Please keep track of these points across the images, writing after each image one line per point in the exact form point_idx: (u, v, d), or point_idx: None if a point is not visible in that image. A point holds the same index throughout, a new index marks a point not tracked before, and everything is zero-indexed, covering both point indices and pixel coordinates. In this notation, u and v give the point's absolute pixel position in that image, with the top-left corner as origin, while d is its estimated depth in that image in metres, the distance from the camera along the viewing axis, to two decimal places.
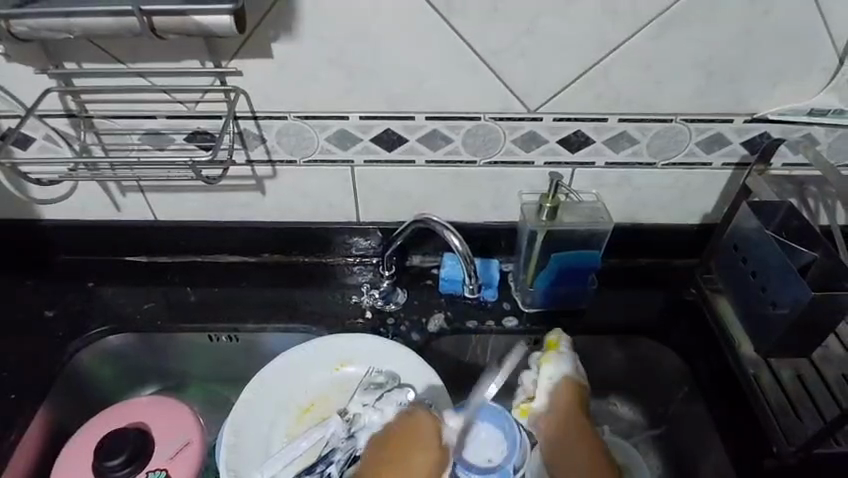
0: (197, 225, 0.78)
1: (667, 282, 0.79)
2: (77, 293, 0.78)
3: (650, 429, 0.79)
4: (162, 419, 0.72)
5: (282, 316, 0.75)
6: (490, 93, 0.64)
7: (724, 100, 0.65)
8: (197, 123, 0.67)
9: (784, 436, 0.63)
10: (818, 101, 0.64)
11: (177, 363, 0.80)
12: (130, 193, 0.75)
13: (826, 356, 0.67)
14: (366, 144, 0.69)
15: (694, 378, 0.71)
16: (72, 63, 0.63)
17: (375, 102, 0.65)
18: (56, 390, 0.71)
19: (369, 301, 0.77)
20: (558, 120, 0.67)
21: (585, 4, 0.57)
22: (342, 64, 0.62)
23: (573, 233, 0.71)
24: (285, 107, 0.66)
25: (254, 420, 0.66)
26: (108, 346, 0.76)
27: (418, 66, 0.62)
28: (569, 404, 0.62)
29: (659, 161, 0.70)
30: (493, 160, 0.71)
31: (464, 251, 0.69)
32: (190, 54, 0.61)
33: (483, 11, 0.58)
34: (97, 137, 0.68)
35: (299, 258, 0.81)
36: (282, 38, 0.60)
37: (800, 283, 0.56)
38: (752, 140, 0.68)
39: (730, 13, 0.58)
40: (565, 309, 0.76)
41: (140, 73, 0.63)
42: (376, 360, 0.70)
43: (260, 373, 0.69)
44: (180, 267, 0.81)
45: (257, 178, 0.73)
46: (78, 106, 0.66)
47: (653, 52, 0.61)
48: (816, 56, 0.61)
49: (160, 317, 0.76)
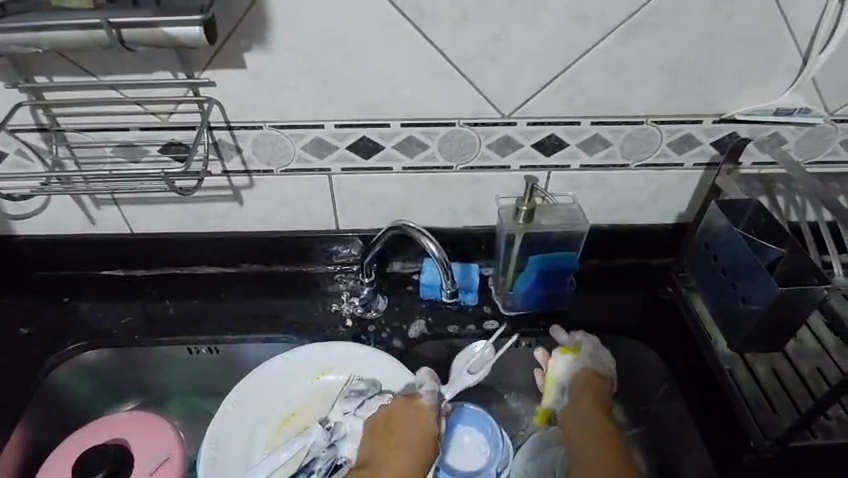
0: (175, 237, 0.77)
1: (645, 282, 0.80)
2: (53, 308, 0.77)
3: (632, 428, 0.79)
4: (141, 435, 0.71)
5: (262, 327, 0.75)
6: (464, 98, 0.65)
7: (693, 101, 0.66)
8: (171, 135, 0.67)
9: (761, 430, 0.63)
10: (784, 101, 0.66)
11: (157, 377, 0.79)
12: (104, 206, 0.74)
13: (800, 350, 0.67)
14: (343, 151, 0.69)
15: (673, 376, 0.72)
16: (43, 77, 0.62)
17: (350, 110, 0.65)
18: (33, 408, 0.70)
19: (350, 308, 0.77)
20: (532, 125, 0.67)
21: (554, 10, 0.58)
22: (317, 73, 0.62)
23: (550, 235, 0.72)
24: (260, 116, 0.66)
25: (233, 431, 0.65)
26: (85, 362, 0.75)
27: (392, 74, 0.63)
28: (583, 416, 0.64)
29: (632, 162, 0.72)
30: (469, 165, 0.71)
31: (442, 256, 0.69)
32: (163, 65, 0.61)
33: (454, 18, 0.59)
34: (70, 150, 0.68)
35: (279, 267, 0.81)
36: (255, 48, 0.60)
37: (768, 279, 0.57)
38: (721, 139, 0.70)
39: (695, 17, 0.59)
40: (546, 311, 0.77)
41: (112, 86, 0.62)
42: (356, 367, 0.70)
43: (239, 385, 0.68)
44: (158, 279, 0.80)
45: (234, 188, 0.73)
46: (50, 120, 0.65)
47: (622, 56, 0.62)
48: (779, 57, 0.62)
49: (138, 331, 0.75)
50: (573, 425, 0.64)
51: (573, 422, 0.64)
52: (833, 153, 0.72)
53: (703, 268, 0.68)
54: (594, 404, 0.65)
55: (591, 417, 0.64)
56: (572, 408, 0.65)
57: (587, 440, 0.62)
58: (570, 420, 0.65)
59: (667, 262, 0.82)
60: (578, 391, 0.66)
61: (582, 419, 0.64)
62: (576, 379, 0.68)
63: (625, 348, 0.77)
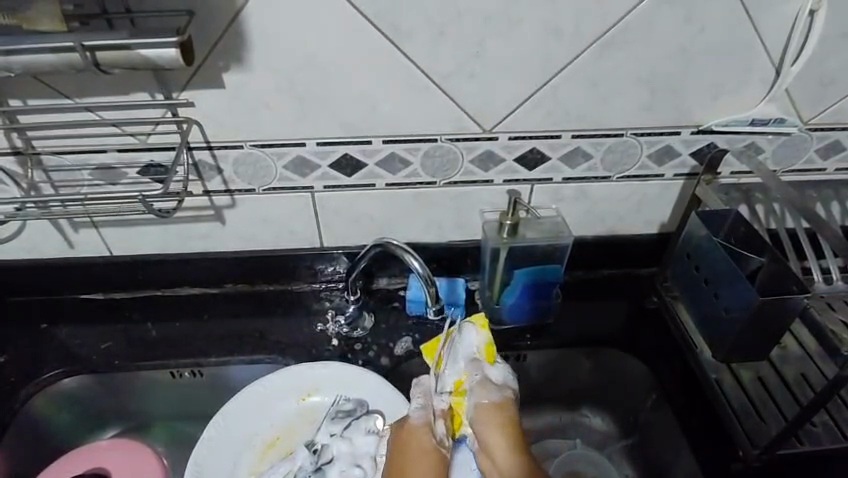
0: (156, 259, 0.76)
1: (630, 292, 0.80)
2: (29, 336, 0.75)
3: (623, 439, 0.80)
4: (124, 463, 0.70)
5: (246, 348, 0.74)
6: (445, 114, 0.65)
7: (670, 113, 0.67)
8: (150, 156, 0.66)
9: (748, 438, 0.63)
10: (759, 111, 0.67)
11: (139, 402, 0.77)
12: (82, 229, 0.72)
13: (784, 356, 0.68)
14: (325, 170, 0.69)
15: (659, 384, 0.72)
16: (17, 100, 0.61)
17: (331, 128, 0.65)
18: (9, 439, 0.68)
19: (336, 327, 0.76)
20: (513, 139, 0.68)
21: (530, 26, 0.59)
22: (295, 92, 0.62)
23: (534, 249, 0.72)
24: (240, 136, 0.65)
25: (217, 458, 0.64)
26: (63, 390, 0.73)
27: (371, 93, 0.63)
28: (495, 425, 0.56)
29: (614, 174, 0.72)
30: (452, 180, 0.71)
31: (425, 272, 0.69)
32: (140, 87, 0.61)
33: (430, 34, 0.59)
34: (46, 174, 0.67)
35: (263, 286, 0.80)
36: (233, 68, 0.60)
37: (749, 288, 0.58)
38: (700, 150, 0.71)
39: (668, 31, 0.60)
40: (532, 323, 0.77)
41: (88, 108, 0.62)
42: (342, 387, 0.69)
43: (222, 408, 0.66)
44: (140, 302, 0.78)
45: (216, 208, 0.72)
46: (24, 143, 0.64)
47: (599, 71, 0.63)
48: (752, 69, 0.64)
49: (119, 356, 0.73)
50: (493, 435, 0.55)
51: (493, 433, 0.56)
52: (808, 160, 0.73)
53: (687, 278, 0.69)
54: (505, 413, 0.58)
55: (500, 431, 0.56)
56: (496, 414, 0.57)
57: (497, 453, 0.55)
58: (485, 423, 0.57)
59: (652, 271, 0.83)
60: (501, 402, 0.58)
61: (504, 435, 0.56)
62: (499, 394, 0.59)
63: (611, 358, 0.77)
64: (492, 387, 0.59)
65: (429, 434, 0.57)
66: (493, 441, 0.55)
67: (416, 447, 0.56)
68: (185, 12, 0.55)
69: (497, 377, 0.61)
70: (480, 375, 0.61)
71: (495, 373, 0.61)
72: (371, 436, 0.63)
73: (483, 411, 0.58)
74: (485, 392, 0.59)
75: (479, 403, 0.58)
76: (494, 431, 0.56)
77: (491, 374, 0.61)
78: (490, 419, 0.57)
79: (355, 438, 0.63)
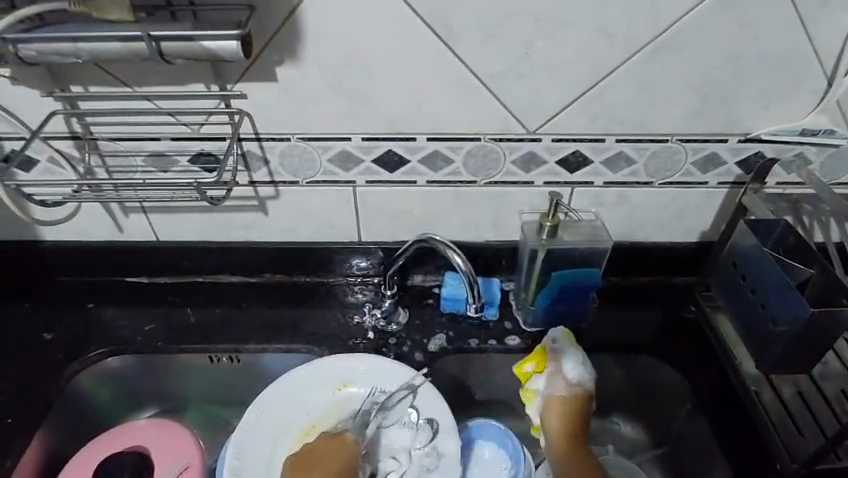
0: (200, 246, 0.78)
1: (667, 300, 0.79)
2: (76, 314, 0.78)
3: (654, 448, 0.79)
4: (160, 442, 0.71)
5: (282, 338, 0.75)
6: (490, 114, 0.66)
7: (718, 121, 0.66)
8: (202, 145, 0.68)
9: (787, 452, 0.63)
10: (809, 122, 0.66)
11: (176, 384, 0.79)
12: (132, 214, 0.75)
13: (824, 372, 0.66)
14: (368, 165, 0.70)
15: (694, 393, 0.72)
16: (79, 86, 0.63)
17: (377, 124, 0.66)
18: (54, 413, 0.70)
19: (371, 321, 0.77)
20: (557, 141, 0.68)
21: (581, 28, 0.59)
22: (344, 87, 0.63)
23: (573, 252, 0.72)
24: (288, 128, 0.67)
25: (256, 444, 0.65)
26: (107, 369, 0.75)
27: (418, 90, 0.64)
28: (560, 417, 0.62)
29: (656, 180, 0.72)
30: (493, 180, 0.71)
31: (468, 269, 0.70)
32: (196, 78, 0.63)
33: (482, 34, 0.60)
34: (102, 158, 0.69)
35: (300, 278, 0.81)
36: (287, 62, 0.62)
37: (799, 301, 0.58)
38: (746, 159, 0.70)
39: (721, 38, 0.60)
40: (566, 326, 0.77)
41: (146, 96, 0.64)
42: (378, 380, 0.69)
43: (260, 396, 0.68)
44: (181, 287, 0.81)
45: (260, 199, 0.74)
46: (83, 128, 0.67)
47: (647, 76, 0.62)
48: (805, 78, 0.63)
49: (161, 338, 0.75)
50: (556, 426, 0.62)
51: (556, 422, 0.62)
52: None
53: (731, 288, 0.68)
54: (574, 409, 0.62)
55: (564, 423, 0.62)
56: (345, 445, 0.62)
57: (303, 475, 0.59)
58: (551, 412, 0.63)
59: (689, 280, 0.82)
60: (572, 397, 0.63)
61: (311, 458, 0.61)
62: (570, 391, 0.63)
63: (645, 365, 0.77)
64: (563, 382, 0.64)
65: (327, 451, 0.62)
66: (556, 430, 0.62)
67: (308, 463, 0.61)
68: (246, 6, 0.57)
69: (572, 373, 0.64)
70: (555, 366, 0.65)
71: (569, 367, 0.64)
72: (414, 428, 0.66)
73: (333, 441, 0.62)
74: (556, 386, 0.64)
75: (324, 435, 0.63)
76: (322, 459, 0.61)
77: (567, 374, 0.64)
78: (345, 447, 0.62)
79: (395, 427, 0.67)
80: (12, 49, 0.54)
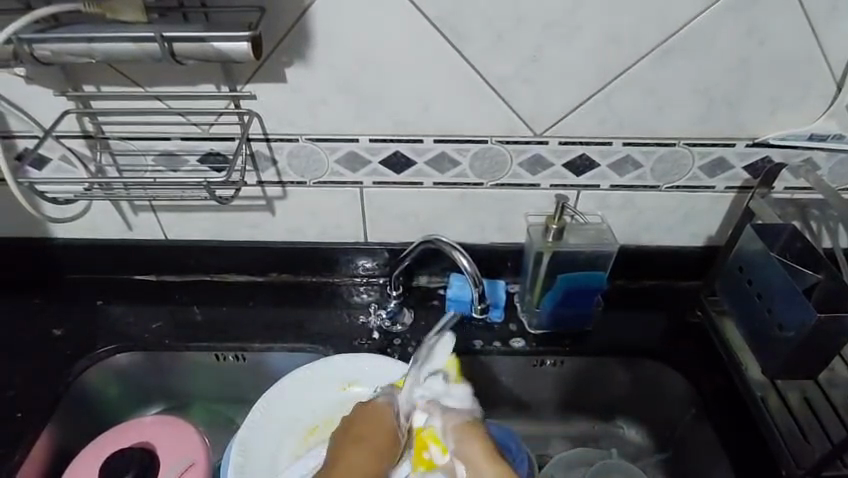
0: (208, 245, 0.79)
1: (673, 305, 0.79)
2: (85, 311, 0.78)
3: (658, 452, 0.79)
4: (166, 439, 0.72)
5: (288, 336, 0.76)
6: (497, 116, 0.66)
7: (725, 125, 0.66)
8: (211, 146, 0.69)
9: (793, 460, 0.62)
10: (818, 126, 0.66)
11: (183, 382, 0.80)
12: (142, 212, 0.76)
13: (832, 379, 0.66)
14: (375, 166, 0.70)
15: (700, 398, 0.71)
16: (91, 86, 0.64)
17: (384, 126, 0.67)
18: (62, 409, 0.71)
19: (376, 322, 0.77)
20: (563, 144, 0.68)
21: (589, 31, 0.59)
22: (353, 88, 0.64)
23: (579, 255, 0.72)
24: (297, 129, 0.67)
25: (261, 442, 0.66)
26: (113, 365, 0.76)
27: (425, 91, 0.64)
28: (471, 441, 0.50)
29: (663, 184, 0.71)
30: (499, 182, 0.72)
31: (473, 271, 0.70)
32: (206, 79, 0.63)
33: (490, 38, 0.60)
34: (113, 158, 0.70)
35: (306, 277, 0.82)
36: (296, 64, 0.62)
37: (805, 306, 0.58)
38: (753, 164, 0.70)
39: (729, 42, 0.60)
40: (570, 329, 0.77)
41: (157, 97, 0.65)
42: (383, 379, 0.70)
43: (265, 395, 0.69)
44: (188, 285, 0.81)
45: (268, 199, 0.74)
46: (95, 128, 0.68)
47: (655, 79, 0.62)
48: (814, 83, 0.62)
49: (168, 336, 0.76)
50: (474, 450, 0.50)
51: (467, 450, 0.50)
52: None
53: (737, 293, 0.68)
54: (479, 431, 0.51)
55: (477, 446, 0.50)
56: (382, 413, 0.57)
57: (352, 451, 0.54)
58: (462, 445, 0.50)
59: (695, 284, 0.81)
60: (471, 423, 0.52)
61: (352, 433, 0.55)
62: (466, 414, 0.53)
63: (650, 371, 0.76)
64: (452, 410, 0.53)
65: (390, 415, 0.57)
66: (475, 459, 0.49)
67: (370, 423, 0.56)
68: (256, 8, 0.58)
69: (454, 399, 0.54)
70: (436, 397, 0.55)
71: (453, 400, 0.54)
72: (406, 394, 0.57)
73: (368, 409, 0.58)
74: (449, 414, 0.53)
75: (355, 408, 0.59)
76: (371, 432, 0.55)
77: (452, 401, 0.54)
78: (383, 413, 0.57)
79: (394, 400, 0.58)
80: (27, 49, 0.55)
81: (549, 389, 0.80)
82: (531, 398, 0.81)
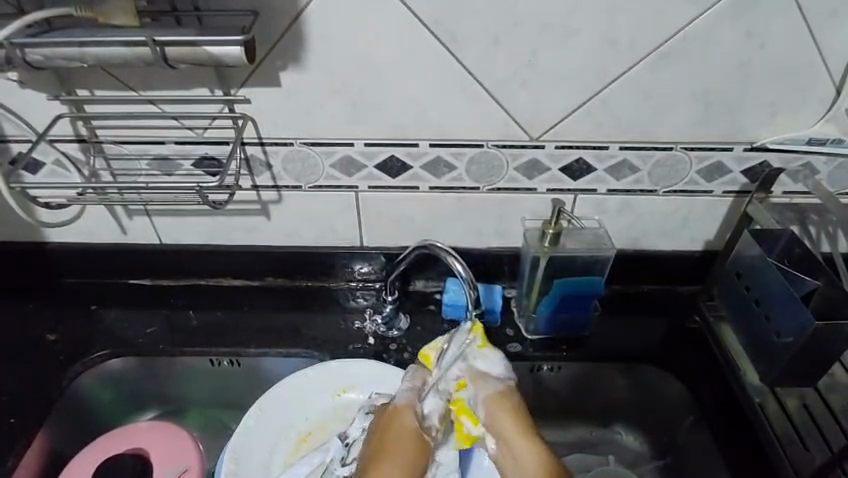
0: (203, 249, 0.78)
1: (671, 311, 0.79)
2: (79, 316, 0.78)
3: (656, 459, 0.78)
4: (159, 445, 0.71)
5: (283, 342, 0.75)
6: (492, 121, 0.65)
7: (723, 129, 0.66)
8: (205, 150, 0.68)
9: (793, 468, 0.62)
10: (817, 131, 0.65)
11: (178, 387, 0.79)
12: (136, 216, 0.75)
13: (831, 386, 0.65)
14: (370, 170, 0.70)
15: (697, 405, 0.71)
16: (85, 90, 0.64)
17: (380, 130, 0.67)
18: (55, 414, 0.71)
19: (372, 327, 0.77)
20: (559, 149, 0.67)
21: (586, 35, 0.59)
22: (347, 92, 0.63)
23: (576, 260, 0.71)
24: (291, 133, 0.67)
25: (254, 448, 0.65)
26: (108, 370, 0.75)
27: (421, 95, 0.64)
28: (505, 417, 0.55)
29: (660, 188, 0.71)
30: (495, 187, 0.71)
31: (467, 276, 0.69)
32: (200, 82, 0.63)
33: (485, 40, 0.60)
34: (106, 162, 0.70)
35: (302, 282, 0.81)
36: (291, 68, 0.62)
37: (802, 312, 0.57)
38: (752, 168, 0.69)
39: (727, 46, 0.59)
40: (567, 334, 0.76)
41: (150, 100, 0.64)
42: (377, 385, 0.70)
43: (260, 400, 0.68)
44: (183, 289, 0.81)
45: (262, 203, 0.74)
46: (89, 132, 0.67)
47: (652, 83, 0.62)
48: (813, 87, 0.62)
49: (163, 341, 0.75)
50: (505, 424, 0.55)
51: (502, 423, 0.55)
52: None
53: (735, 298, 0.68)
54: (512, 405, 0.56)
55: (510, 423, 0.55)
56: (403, 414, 0.55)
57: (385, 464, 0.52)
58: (495, 415, 0.55)
59: (693, 288, 0.81)
60: (506, 394, 0.57)
61: (379, 445, 0.53)
62: (502, 384, 0.57)
63: (648, 377, 0.76)
64: (490, 379, 0.57)
65: (413, 415, 0.55)
66: (509, 435, 0.54)
67: (398, 429, 0.54)
68: (250, 12, 0.58)
69: (494, 369, 0.58)
70: (475, 367, 0.59)
71: (492, 366, 0.58)
72: (435, 395, 0.58)
73: (387, 417, 0.55)
74: (484, 384, 0.58)
75: (385, 412, 0.56)
76: (398, 439, 0.53)
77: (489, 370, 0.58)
78: (403, 415, 0.55)
79: (417, 405, 0.56)
80: (20, 52, 0.54)
81: (546, 395, 0.79)
82: (529, 405, 0.80)
